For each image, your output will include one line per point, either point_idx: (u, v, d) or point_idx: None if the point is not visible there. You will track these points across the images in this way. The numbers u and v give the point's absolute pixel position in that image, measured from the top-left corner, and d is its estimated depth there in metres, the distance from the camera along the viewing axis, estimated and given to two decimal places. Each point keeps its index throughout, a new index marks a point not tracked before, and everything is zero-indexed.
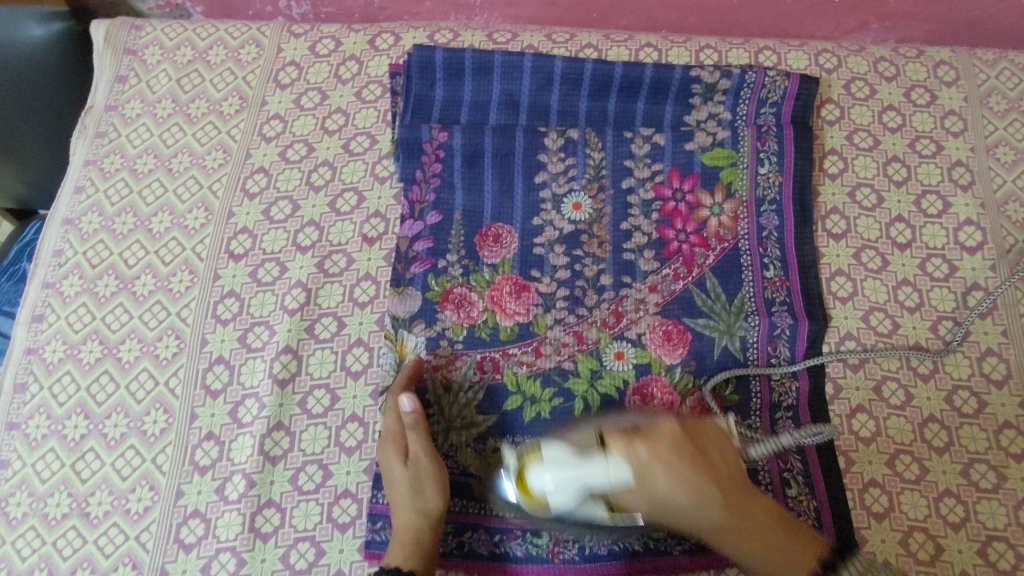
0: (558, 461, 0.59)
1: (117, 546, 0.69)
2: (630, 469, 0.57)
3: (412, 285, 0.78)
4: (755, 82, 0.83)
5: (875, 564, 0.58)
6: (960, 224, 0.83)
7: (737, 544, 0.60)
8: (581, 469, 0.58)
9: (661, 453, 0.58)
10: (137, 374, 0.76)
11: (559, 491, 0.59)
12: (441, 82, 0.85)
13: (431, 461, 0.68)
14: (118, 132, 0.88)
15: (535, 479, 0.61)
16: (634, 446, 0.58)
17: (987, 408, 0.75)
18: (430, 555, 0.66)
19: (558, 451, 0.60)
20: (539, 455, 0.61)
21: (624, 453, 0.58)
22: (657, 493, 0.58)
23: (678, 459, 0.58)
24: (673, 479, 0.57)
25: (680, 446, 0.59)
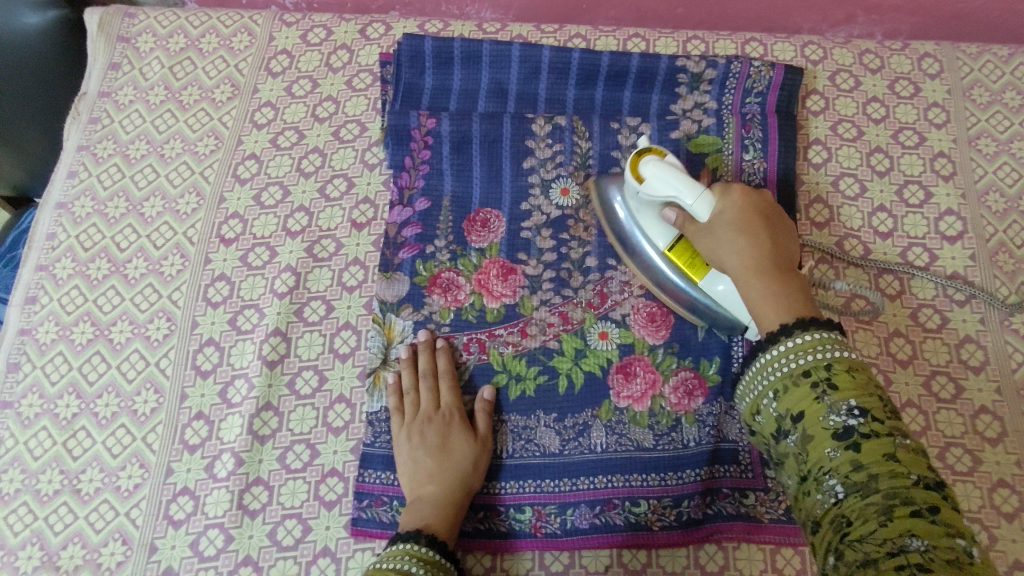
0: (663, 166, 0.70)
1: (107, 521, 0.71)
2: (713, 209, 0.68)
3: (401, 269, 0.79)
4: (740, 71, 0.85)
5: (871, 407, 0.53)
6: (941, 214, 0.84)
7: (757, 294, 0.64)
8: (682, 180, 0.69)
9: (744, 222, 0.67)
10: (128, 355, 0.77)
11: (658, 184, 0.70)
12: (430, 71, 0.86)
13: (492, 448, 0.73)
14: (112, 118, 0.89)
15: (647, 167, 0.70)
16: (725, 212, 0.68)
17: (965, 393, 0.76)
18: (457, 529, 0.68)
19: (672, 161, 0.71)
20: (660, 155, 0.72)
21: (717, 196, 0.69)
22: (721, 223, 0.67)
23: (741, 239, 0.66)
24: (727, 203, 0.68)
25: (768, 240, 0.66)
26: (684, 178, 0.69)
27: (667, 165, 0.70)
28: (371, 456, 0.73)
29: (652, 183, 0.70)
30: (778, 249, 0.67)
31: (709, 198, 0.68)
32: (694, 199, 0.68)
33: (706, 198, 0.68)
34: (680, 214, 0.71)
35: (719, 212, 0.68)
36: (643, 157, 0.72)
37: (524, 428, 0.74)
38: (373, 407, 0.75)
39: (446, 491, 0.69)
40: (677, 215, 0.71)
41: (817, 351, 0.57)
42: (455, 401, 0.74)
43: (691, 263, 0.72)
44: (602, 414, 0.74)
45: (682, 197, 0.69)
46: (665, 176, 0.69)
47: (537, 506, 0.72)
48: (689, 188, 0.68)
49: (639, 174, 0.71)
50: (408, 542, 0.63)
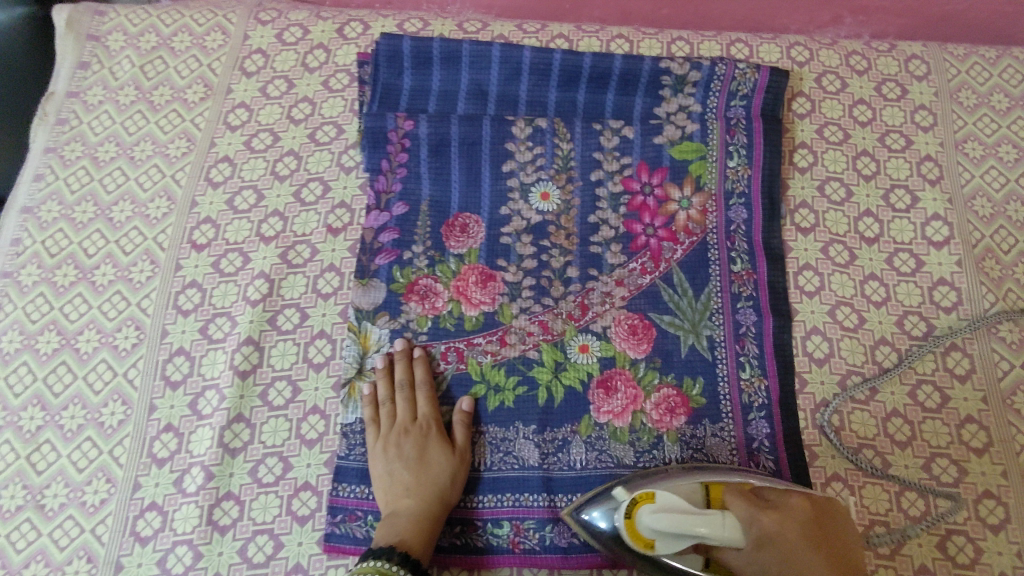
0: (671, 517, 0.58)
1: (72, 539, 0.68)
2: (744, 535, 0.57)
3: (377, 277, 0.77)
4: (725, 74, 0.83)
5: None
6: (928, 219, 0.83)
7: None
8: (688, 520, 0.57)
9: (785, 539, 0.56)
10: (95, 365, 0.75)
11: (666, 539, 0.59)
12: (409, 71, 0.84)
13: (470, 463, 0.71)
14: (80, 119, 0.87)
15: (643, 527, 0.60)
16: (750, 519, 0.57)
17: (951, 402, 0.75)
18: (432, 545, 0.67)
19: (672, 501, 0.60)
20: (652, 498, 0.61)
21: (740, 519, 0.58)
22: (767, 561, 0.56)
23: (797, 533, 0.57)
24: (759, 525, 0.57)
25: (795, 523, 0.57)
26: (696, 519, 0.58)
27: (670, 509, 0.59)
28: (346, 469, 0.71)
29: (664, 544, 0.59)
30: (833, 566, 0.56)
31: (727, 524, 0.57)
32: (715, 532, 0.57)
33: (732, 540, 0.57)
34: (702, 543, 0.58)
35: (746, 530, 0.57)
36: (636, 514, 0.61)
37: (502, 441, 0.72)
38: (349, 419, 0.73)
39: (421, 508, 0.67)
40: (698, 547, 0.58)
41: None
42: (432, 413, 0.72)
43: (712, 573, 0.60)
44: (583, 428, 0.72)
45: (701, 535, 0.57)
46: (674, 528, 0.58)
47: (515, 520, 0.70)
48: (707, 530, 0.57)
49: (642, 537, 0.60)
50: (381, 559, 0.62)
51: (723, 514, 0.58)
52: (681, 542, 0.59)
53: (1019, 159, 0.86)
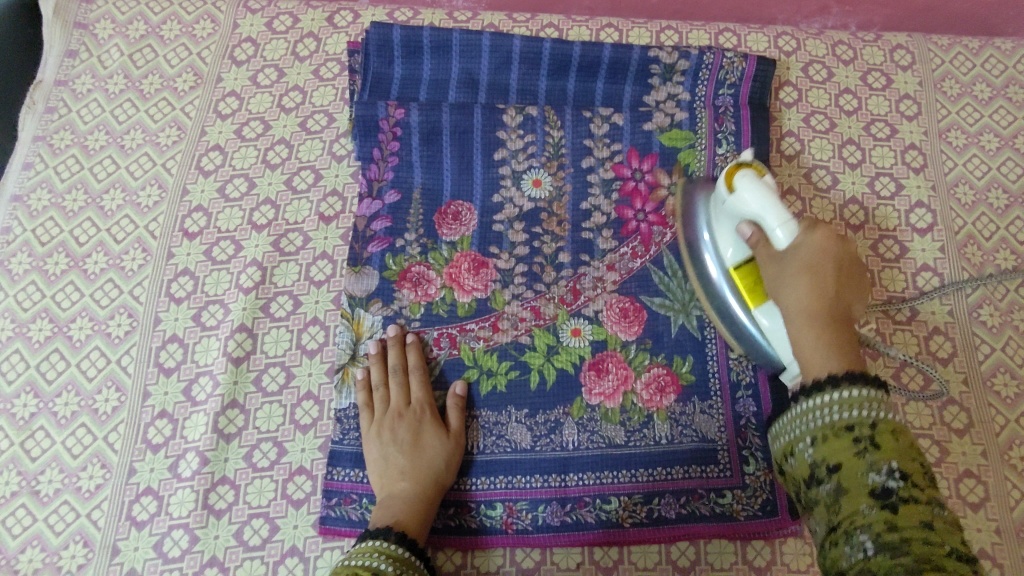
0: (758, 186, 0.64)
1: (68, 524, 0.69)
2: (798, 237, 0.63)
3: (370, 264, 0.78)
4: (713, 63, 0.84)
5: (913, 473, 0.49)
6: (912, 206, 0.85)
7: (807, 351, 0.60)
8: (772, 202, 0.64)
9: (815, 268, 0.62)
10: (88, 353, 0.75)
11: (746, 202, 0.65)
12: (400, 60, 0.84)
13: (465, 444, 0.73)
14: (69, 107, 0.86)
15: (739, 181, 0.66)
16: (809, 241, 0.63)
17: (933, 384, 0.77)
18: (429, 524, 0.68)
19: (768, 182, 0.66)
20: (757, 172, 0.66)
21: (804, 229, 0.63)
22: (793, 259, 0.62)
23: (817, 281, 0.62)
24: (811, 245, 0.62)
25: (829, 260, 0.63)
26: (774, 204, 0.64)
27: (761, 187, 0.65)
28: (340, 453, 0.72)
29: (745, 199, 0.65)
30: (836, 298, 0.62)
31: (793, 226, 0.63)
32: (780, 224, 0.63)
33: (790, 231, 0.63)
34: (757, 232, 0.65)
35: (793, 247, 0.63)
36: (740, 170, 0.67)
37: (495, 425, 0.73)
38: (342, 404, 0.74)
39: (418, 488, 0.68)
40: (754, 234, 0.66)
41: (856, 406, 0.53)
42: (427, 397, 0.73)
43: (749, 282, 0.68)
44: (574, 410, 0.73)
45: (763, 217, 0.64)
46: (754, 198, 0.64)
47: (507, 502, 0.71)
48: (775, 219, 0.63)
49: (730, 184, 0.67)
50: (379, 539, 0.62)
51: (797, 221, 0.63)
52: (747, 220, 0.66)
53: (1000, 148, 0.88)
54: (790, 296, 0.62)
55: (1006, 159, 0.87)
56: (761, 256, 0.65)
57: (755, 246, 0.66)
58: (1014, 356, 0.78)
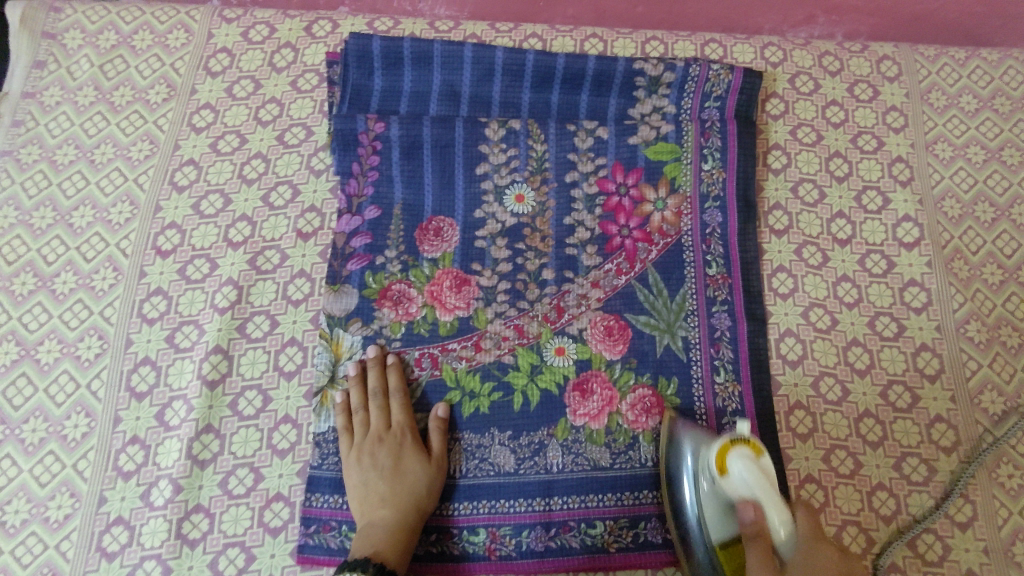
0: (757, 478, 0.58)
1: (35, 556, 0.67)
2: (800, 548, 0.54)
3: (349, 282, 0.76)
4: (699, 75, 0.83)
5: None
6: (899, 219, 0.84)
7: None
8: (766, 495, 0.57)
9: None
10: (57, 377, 0.73)
11: (740, 489, 0.59)
12: (380, 72, 0.82)
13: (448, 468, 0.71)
14: (37, 120, 0.84)
15: (734, 465, 0.59)
16: (809, 539, 0.54)
17: (921, 402, 0.76)
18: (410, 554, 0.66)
19: (767, 467, 0.59)
20: (757, 456, 0.60)
21: (803, 537, 0.55)
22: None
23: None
24: (824, 560, 0.52)
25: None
26: (771, 496, 0.57)
27: (759, 474, 0.58)
28: (319, 479, 0.70)
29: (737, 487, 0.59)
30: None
31: (789, 522, 0.56)
32: (781, 526, 0.56)
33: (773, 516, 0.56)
34: (761, 517, 0.57)
35: (797, 569, 0.52)
36: (736, 447, 0.60)
37: (477, 448, 0.72)
38: (321, 428, 0.72)
39: (399, 517, 0.66)
40: (755, 519, 0.57)
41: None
42: (407, 420, 0.72)
43: (731, 554, 0.63)
44: (559, 432, 0.72)
45: (765, 504, 0.57)
46: (753, 490, 0.58)
47: (490, 528, 0.69)
48: (776, 512, 0.56)
49: (723, 466, 0.60)
50: (358, 570, 0.61)
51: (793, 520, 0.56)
52: (745, 500, 0.58)
53: (987, 160, 0.87)
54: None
55: (993, 171, 0.86)
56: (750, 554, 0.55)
57: (750, 540, 0.56)
58: (1001, 372, 0.77)
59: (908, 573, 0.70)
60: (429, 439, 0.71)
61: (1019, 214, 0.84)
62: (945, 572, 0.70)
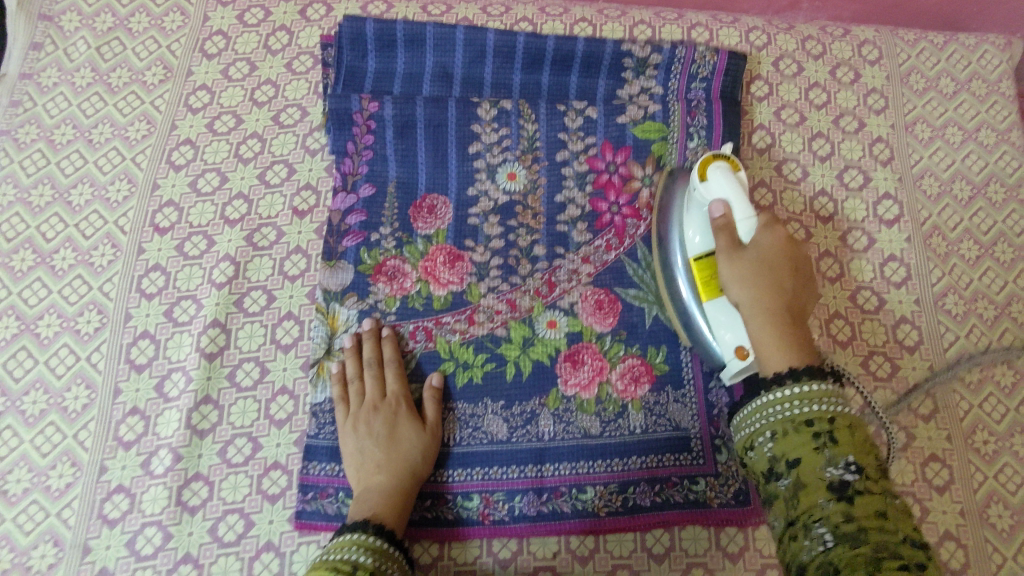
0: (729, 178, 0.67)
1: (37, 523, 0.68)
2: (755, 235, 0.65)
3: (344, 258, 0.78)
4: (685, 57, 0.85)
5: (868, 465, 0.50)
6: (879, 198, 0.86)
7: (765, 338, 0.61)
8: (737, 193, 0.66)
9: (767, 261, 0.64)
10: (57, 350, 0.74)
11: (717, 191, 0.68)
12: (373, 54, 0.84)
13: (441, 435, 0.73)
14: (34, 101, 0.85)
15: (711, 170, 0.68)
16: (770, 238, 0.65)
17: (900, 371, 0.79)
18: (406, 516, 0.68)
19: (741, 178, 0.68)
20: (731, 164, 0.69)
21: (762, 224, 0.65)
22: (755, 259, 0.64)
23: (777, 267, 0.64)
24: (766, 239, 0.65)
25: (784, 264, 0.64)
26: (742, 194, 0.66)
27: (732, 178, 0.68)
28: (315, 448, 0.71)
29: (713, 188, 0.68)
30: (789, 299, 0.63)
31: (753, 217, 0.66)
32: (744, 215, 0.66)
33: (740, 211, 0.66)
34: (729, 211, 0.66)
35: (751, 246, 0.65)
36: (716, 161, 0.69)
37: (471, 417, 0.74)
38: (317, 399, 0.73)
39: (395, 481, 0.68)
40: (725, 212, 0.66)
41: (811, 403, 0.54)
42: (402, 388, 0.73)
43: (704, 274, 0.69)
44: (551, 401, 0.74)
45: (732, 202, 0.66)
46: (727, 191, 0.67)
47: (484, 493, 0.71)
48: (741, 208, 0.66)
49: (703, 174, 0.69)
50: (356, 532, 0.62)
51: (757, 215, 0.66)
52: (718, 201, 0.67)
53: (964, 140, 0.90)
54: (747, 259, 0.64)
55: (970, 151, 0.89)
56: (721, 249, 0.66)
57: (719, 231, 0.66)
58: (977, 343, 0.80)
59: None
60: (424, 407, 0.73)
61: (994, 193, 0.87)
62: (923, 533, 0.72)
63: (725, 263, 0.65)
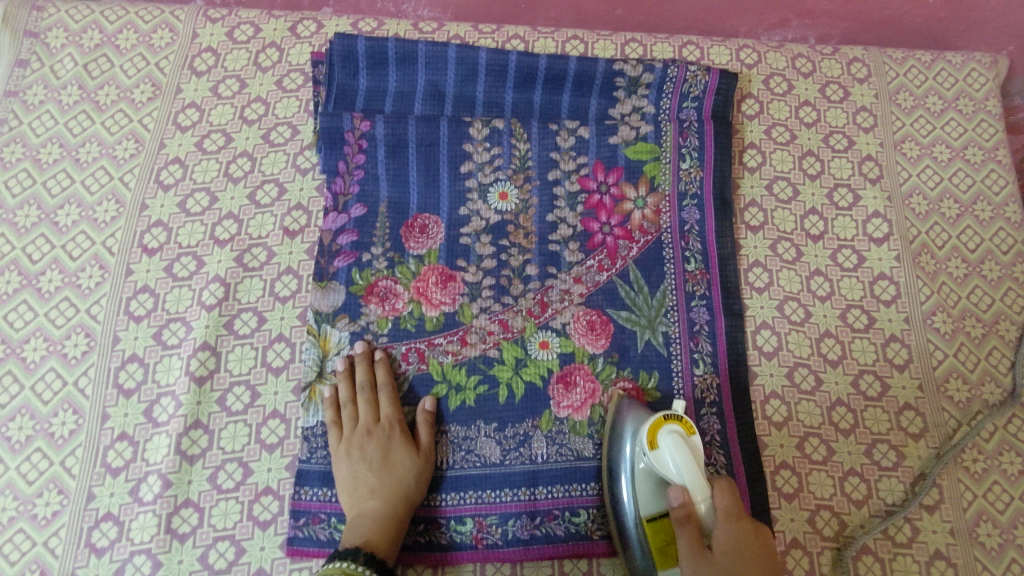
0: (682, 449, 0.63)
1: (23, 552, 0.67)
2: (714, 501, 0.61)
3: (336, 279, 0.77)
4: (677, 76, 0.85)
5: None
6: (869, 216, 0.87)
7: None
8: (694, 469, 0.62)
9: (732, 567, 0.58)
10: (43, 375, 0.73)
11: (671, 467, 0.63)
12: (364, 72, 0.83)
13: (435, 460, 0.72)
14: (19, 119, 0.83)
15: (664, 437, 0.64)
16: (728, 522, 0.60)
17: (890, 391, 0.79)
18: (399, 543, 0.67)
19: (695, 445, 0.65)
20: (684, 429, 0.65)
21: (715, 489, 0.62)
22: (722, 567, 0.58)
23: (738, 569, 0.58)
24: (727, 537, 0.59)
25: (752, 566, 0.58)
26: (696, 470, 0.62)
27: (686, 451, 0.63)
28: (308, 472, 0.71)
29: (665, 463, 0.64)
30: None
31: (711, 495, 0.62)
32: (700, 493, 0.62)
33: (684, 489, 0.62)
34: (686, 496, 0.62)
35: (716, 531, 0.60)
36: (668, 425, 0.65)
37: (464, 440, 0.73)
38: (309, 422, 0.73)
39: (388, 509, 0.67)
40: (683, 498, 0.62)
41: None
42: (397, 414, 0.73)
43: (666, 550, 0.64)
44: (543, 423, 0.74)
45: (689, 487, 0.62)
46: (676, 459, 0.63)
47: (477, 517, 0.71)
48: (701, 492, 0.62)
49: (654, 439, 0.65)
50: (345, 560, 0.62)
51: (714, 491, 0.62)
52: (676, 484, 0.63)
53: (952, 158, 0.91)
54: (711, 563, 0.58)
55: (957, 169, 0.90)
56: (683, 550, 0.61)
57: (682, 524, 0.61)
58: (966, 361, 0.81)
59: (879, 555, 0.72)
60: (417, 433, 0.72)
61: (981, 211, 0.88)
62: (913, 552, 0.73)
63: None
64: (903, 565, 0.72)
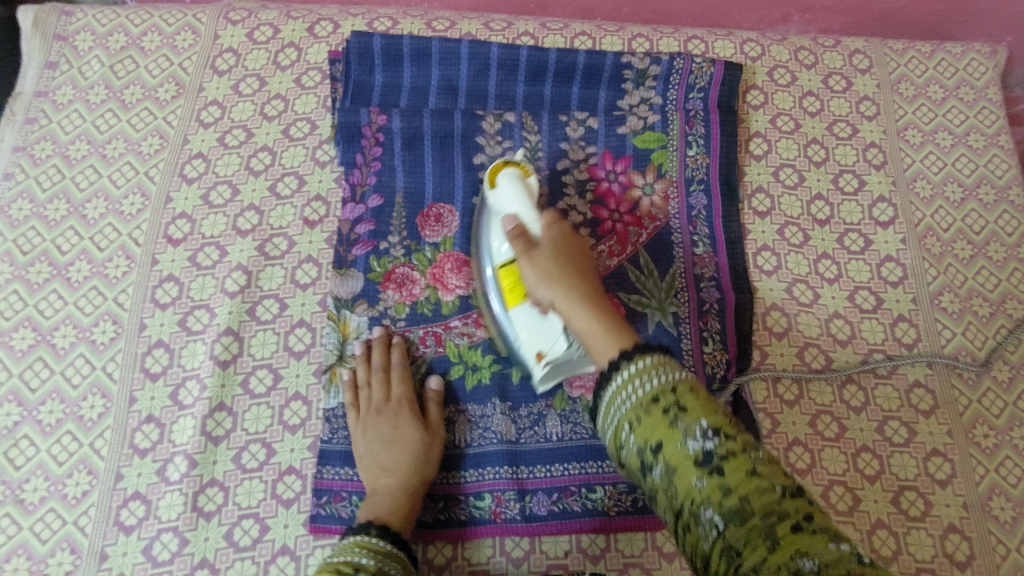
0: (519, 187, 0.67)
1: (54, 531, 0.68)
2: (545, 235, 0.65)
3: (354, 266, 0.79)
4: (682, 68, 0.88)
5: (722, 425, 0.46)
6: (874, 201, 0.89)
7: (588, 333, 0.58)
8: (527, 210, 0.66)
9: (559, 255, 0.64)
10: (72, 360, 0.75)
11: (508, 204, 0.67)
12: (380, 68, 0.87)
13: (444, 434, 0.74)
14: (49, 118, 0.87)
15: (500, 178, 0.68)
16: (555, 237, 0.65)
17: (900, 369, 0.80)
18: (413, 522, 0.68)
19: (530, 185, 0.68)
20: (520, 170, 0.68)
21: (547, 225, 0.66)
22: (551, 258, 0.63)
23: (569, 255, 0.64)
24: (556, 244, 0.64)
25: (578, 251, 0.66)
26: (529, 203, 0.66)
27: (520, 185, 0.67)
28: (329, 453, 0.73)
29: (502, 198, 0.67)
30: (590, 288, 0.63)
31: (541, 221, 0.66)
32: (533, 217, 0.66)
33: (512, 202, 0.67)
34: (519, 224, 0.65)
35: (543, 242, 0.64)
36: (506, 169, 0.69)
37: (480, 418, 0.75)
38: (330, 404, 0.75)
39: (401, 484, 0.69)
40: (515, 223, 0.65)
41: (650, 377, 0.50)
42: (409, 394, 0.74)
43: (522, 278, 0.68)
44: (556, 403, 0.75)
45: (521, 214, 0.66)
46: (514, 202, 0.67)
47: (495, 493, 0.72)
48: (532, 216, 0.66)
49: (493, 181, 0.69)
50: (364, 536, 0.63)
51: (545, 216, 0.66)
52: (509, 214, 0.67)
53: (954, 144, 0.92)
54: (542, 254, 0.63)
55: (959, 155, 0.92)
56: (518, 253, 0.64)
57: (513, 239, 0.65)
58: (974, 340, 0.81)
59: (894, 529, 0.73)
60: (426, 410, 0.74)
61: (985, 194, 0.89)
62: (928, 527, 0.73)
63: (527, 261, 0.63)
64: (917, 539, 0.72)
